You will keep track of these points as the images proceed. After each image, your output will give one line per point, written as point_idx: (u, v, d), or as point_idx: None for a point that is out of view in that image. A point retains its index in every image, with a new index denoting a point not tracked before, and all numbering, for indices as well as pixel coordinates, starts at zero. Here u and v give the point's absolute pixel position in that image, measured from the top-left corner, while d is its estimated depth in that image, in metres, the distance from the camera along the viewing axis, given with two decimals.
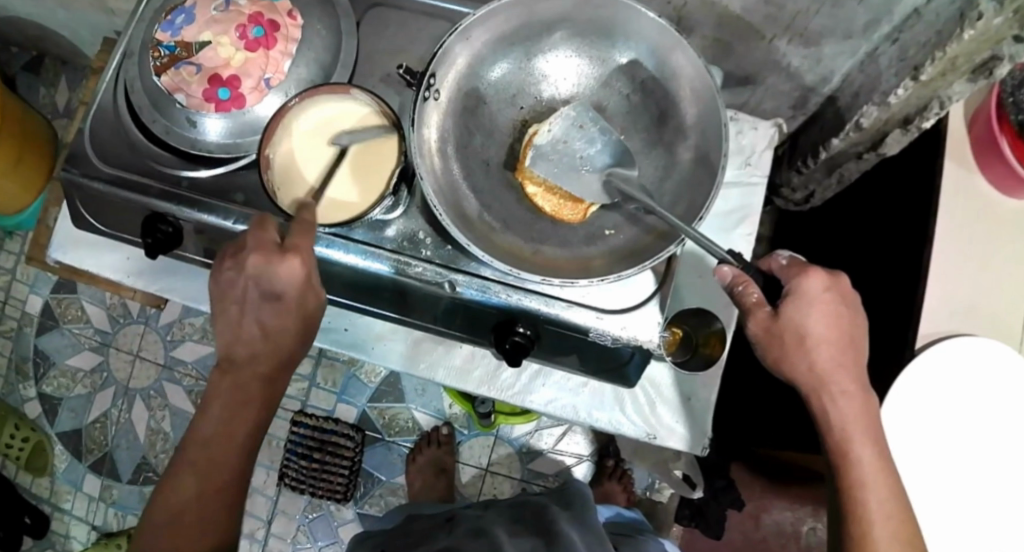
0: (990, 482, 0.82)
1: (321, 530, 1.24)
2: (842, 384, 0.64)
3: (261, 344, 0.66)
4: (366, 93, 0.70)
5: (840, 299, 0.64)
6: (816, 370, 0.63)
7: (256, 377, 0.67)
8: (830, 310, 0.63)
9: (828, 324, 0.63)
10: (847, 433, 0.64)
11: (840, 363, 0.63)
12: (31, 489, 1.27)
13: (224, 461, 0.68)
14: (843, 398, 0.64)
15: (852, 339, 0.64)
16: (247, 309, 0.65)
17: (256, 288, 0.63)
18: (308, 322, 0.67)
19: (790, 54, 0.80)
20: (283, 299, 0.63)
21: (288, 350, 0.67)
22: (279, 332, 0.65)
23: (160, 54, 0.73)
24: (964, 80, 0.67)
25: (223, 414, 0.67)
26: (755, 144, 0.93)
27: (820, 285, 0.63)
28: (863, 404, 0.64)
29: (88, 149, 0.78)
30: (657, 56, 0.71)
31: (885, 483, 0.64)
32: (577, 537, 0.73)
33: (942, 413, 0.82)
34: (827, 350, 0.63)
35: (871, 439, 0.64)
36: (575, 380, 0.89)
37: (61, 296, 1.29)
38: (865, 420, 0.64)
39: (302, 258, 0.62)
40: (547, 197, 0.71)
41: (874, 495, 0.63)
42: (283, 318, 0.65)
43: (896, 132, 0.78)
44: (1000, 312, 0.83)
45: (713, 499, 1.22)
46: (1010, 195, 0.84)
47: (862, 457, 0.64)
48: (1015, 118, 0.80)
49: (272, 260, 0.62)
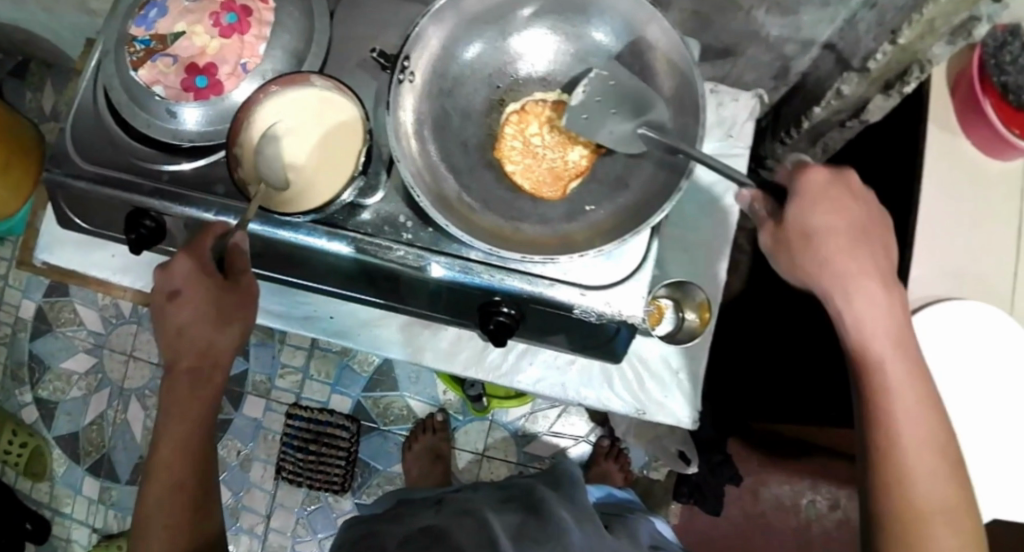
0: (991, 425, 0.82)
1: (320, 522, 1.25)
2: (858, 279, 0.60)
3: (184, 344, 0.73)
4: (325, 78, 0.71)
5: (847, 199, 0.61)
6: (829, 266, 0.60)
7: (191, 377, 0.74)
8: (838, 204, 0.61)
9: (839, 220, 0.60)
10: (864, 332, 0.60)
11: (854, 257, 0.60)
12: (32, 494, 1.28)
13: (179, 465, 0.74)
14: (859, 295, 0.60)
15: (866, 236, 0.61)
16: (167, 322, 0.73)
17: (165, 294, 0.72)
18: (221, 310, 0.72)
19: (769, 23, 0.79)
20: (184, 293, 0.71)
21: (209, 341, 0.73)
22: (195, 325, 0.72)
23: (136, 48, 0.74)
24: (944, 42, 0.65)
25: (170, 422, 0.74)
26: (736, 116, 0.93)
27: (821, 181, 0.61)
28: (886, 301, 0.60)
29: (70, 146, 0.78)
30: (634, 29, 0.70)
31: (915, 386, 0.59)
32: (567, 513, 0.72)
33: (954, 342, 0.80)
34: (838, 247, 0.60)
35: (892, 336, 0.60)
36: (563, 358, 0.89)
37: (54, 299, 1.29)
38: (887, 317, 0.60)
39: (185, 254, 0.71)
40: (527, 176, 0.71)
41: (899, 399, 0.58)
42: (194, 312, 0.71)
43: (878, 99, 0.77)
44: (991, 274, 0.83)
45: (710, 475, 1.19)
46: (996, 157, 0.83)
47: (886, 356, 0.59)
48: (996, 79, 0.80)
49: (167, 266, 0.71)
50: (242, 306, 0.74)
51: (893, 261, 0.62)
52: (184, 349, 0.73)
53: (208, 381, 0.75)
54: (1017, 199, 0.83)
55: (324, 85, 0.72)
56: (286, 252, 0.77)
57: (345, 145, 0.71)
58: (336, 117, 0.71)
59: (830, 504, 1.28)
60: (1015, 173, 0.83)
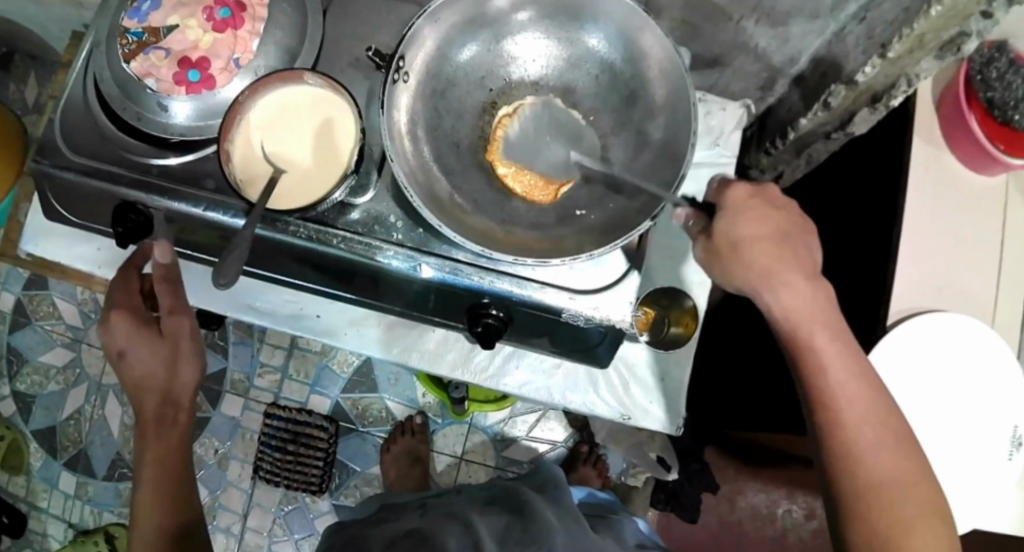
0: (966, 433, 0.83)
1: (298, 522, 1.25)
2: (783, 276, 0.60)
3: (146, 387, 0.78)
4: (320, 76, 0.71)
5: (768, 206, 0.62)
6: (756, 269, 0.60)
7: (161, 418, 0.79)
8: (760, 210, 0.61)
9: (765, 223, 0.61)
10: (797, 322, 0.60)
11: (779, 258, 0.60)
12: (8, 488, 1.26)
13: (166, 501, 0.79)
14: (785, 290, 0.60)
15: (791, 238, 0.61)
16: (122, 374, 0.77)
17: (110, 349, 0.77)
18: (168, 347, 0.77)
19: (759, 34, 0.80)
20: (127, 344, 0.76)
21: (166, 378, 0.78)
22: (147, 369, 0.77)
23: (127, 40, 0.73)
24: (931, 57, 0.68)
25: (152, 466, 0.78)
26: (724, 125, 0.94)
27: (743, 194, 0.62)
28: (813, 293, 0.60)
29: (58, 138, 0.77)
30: (626, 37, 0.71)
31: (850, 367, 0.59)
32: (549, 515, 0.73)
33: (909, 352, 0.82)
34: (762, 248, 0.60)
35: (823, 323, 0.60)
36: (549, 362, 0.89)
37: (33, 293, 1.27)
38: (814, 307, 0.60)
39: (119, 309, 0.76)
40: (517, 177, 0.72)
41: (836, 381, 0.59)
42: (140, 357, 0.76)
43: (864, 111, 0.79)
44: (971, 287, 0.84)
45: (688, 482, 1.21)
46: (978, 170, 0.84)
47: (820, 342, 0.59)
48: (984, 95, 0.81)
49: (105, 323, 0.76)
50: (189, 339, 0.78)
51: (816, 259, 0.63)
52: (145, 395, 0.78)
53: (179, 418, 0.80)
54: (998, 214, 0.85)
55: (320, 83, 0.71)
56: (273, 249, 0.77)
57: (337, 143, 0.71)
58: (330, 116, 0.71)
59: (807, 513, 1.30)
60: (997, 188, 0.85)
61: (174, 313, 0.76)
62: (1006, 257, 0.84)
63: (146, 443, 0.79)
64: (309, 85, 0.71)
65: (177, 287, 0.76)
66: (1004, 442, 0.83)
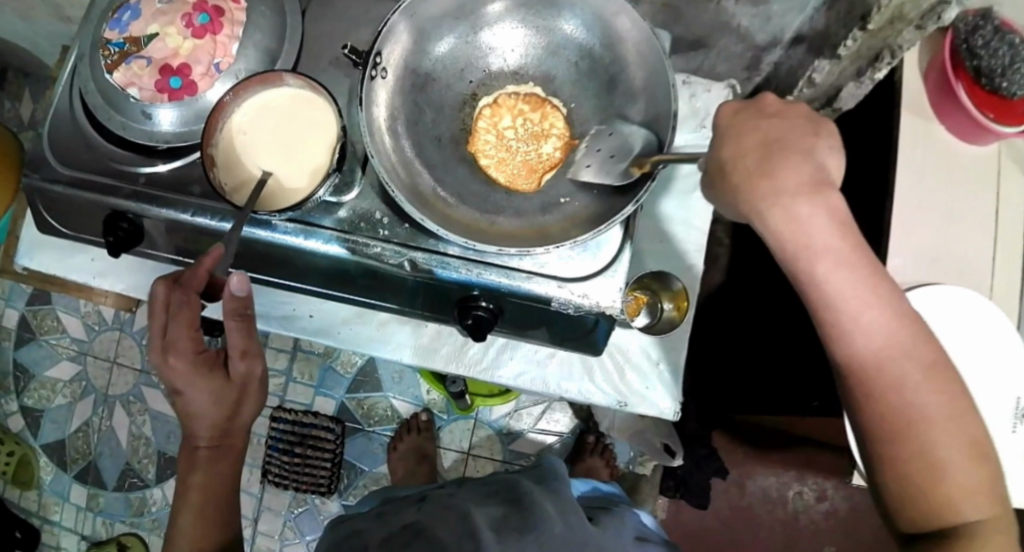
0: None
1: (307, 525, 1.25)
2: (779, 198, 0.52)
3: (206, 427, 0.73)
4: (297, 76, 0.71)
5: (759, 116, 0.55)
6: (749, 196, 0.53)
7: (213, 451, 0.76)
8: (750, 128, 0.54)
9: (757, 141, 0.54)
10: (804, 253, 0.53)
11: (771, 176, 0.53)
12: (20, 502, 1.28)
13: (214, 527, 0.77)
14: (783, 215, 0.52)
15: (788, 151, 0.53)
16: (181, 406, 0.72)
17: (169, 382, 0.71)
18: (237, 389, 0.73)
19: (739, 14, 0.79)
20: (191, 386, 0.70)
21: (231, 416, 0.74)
22: (205, 410, 0.72)
23: (110, 51, 0.74)
24: (913, 28, 0.67)
25: (198, 498, 0.76)
26: (709, 106, 0.91)
27: (729, 110, 0.56)
28: (820, 214, 0.52)
29: (47, 151, 0.78)
30: (601, 22, 0.70)
31: (865, 294, 0.52)
32: (547, 505, 0.72)
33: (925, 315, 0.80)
34: (750, 167, 0.53)
35: (831, 250, 0.52)
36: (543, 352, 0.89)
37: (37, 308, 1.28)
38: (824, 234, 0.52)
39: (182, 350, 0.69)
40: (500, 169, 0.73)
41: (847, 311, 0.53)
42: (203, 400, 0.71)
43: (850, 85, 0.81)
44: (967, 258, 0.83)
45: (697, 469, 1.21)
46: (968, 141, 0.83)
47: (824, 273, 0.52)
48: (971, 64, 0.80)
49: (167, 360, 0.69)
50: (258, 380, 0.75)
51: (831, 167, 0.53)
52: (198, 430, 0.73)
53: (231, 448, 0.77)
54: (990, 184, 0.84)
55: (297, 82, 0.71)
56: (262, 251, 0.78)
57: (319, 141, 0.71)
58: (310, 115, 0.71)
59: (818, 495, 1.29)
60: (989, 157, 0.84)
61: (248, 357, 0.72)
62: (1001, 226, 0.83)
63: (194, 469, 0.76)
64: (286, 85, 0.71)
65: (248, 326, 0.70)
66: (1006, 414, 0.82)
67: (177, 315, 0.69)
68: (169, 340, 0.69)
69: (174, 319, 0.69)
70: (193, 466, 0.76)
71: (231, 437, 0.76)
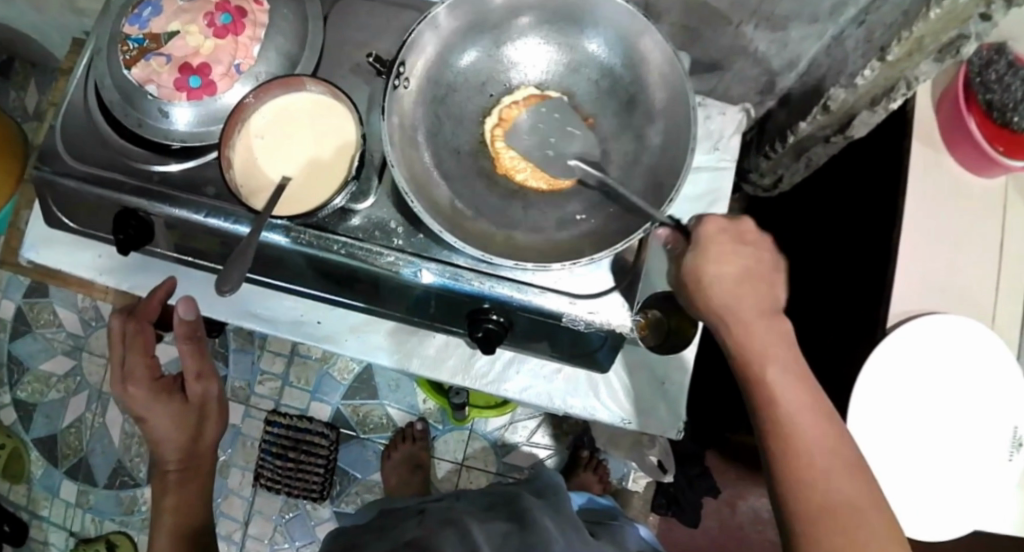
0: (969, 438, 0.83)
1: (298, 529, 1.25)
2: (740, 309, 0.59)
3: (168, 451, 0.74)
4: (319, 82, 0.71)
5: (738, 238, 0.61)
6: (713, 306, 0.60)
7: (181, 475, 0.76)
8: (730, 246, 0.60)
9: (743, 260, 0.60)
10: (754, 355, 0.58)
11: (739, 292, 0.60)
12: (8, 497, 1.26)
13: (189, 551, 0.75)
14: (742, 323, 0.59)
15: (756, 276, 0.61)
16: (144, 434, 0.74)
17: (129, 411, 0.73)
18: (196, 408, 0.75)
19: (758, 38, 0.80)
20: (148, 412, 0.73)
21: (192, 437, 0.75)
22: (166, 433, 0.73)
23: (129, 47, 0.73)
24: (930, 59, 0.67)
25: (172, 520, 0.75)
26: (723, 129, 0.94)
27: (716, 227, 0.61)
28: (768, 326, 0.59)
29: (60, 145, 0.77)
30: (625, 42, 0.71)
31: (810, 404, 0.57)
32: (550, 524, 0.72)
33: (908, 369, 0.82)
34: (725, 277, 0.60)
35: (776, 355, 0.58)
36: (550, 367, 0.89)
37: (33, 300, 1.27)
38: (773, 342, 0.59)
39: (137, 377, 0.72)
40: (538, 178, 0.72)
41: (788, 395, 0.57)
42: (163, 425, 0.73)
43: (864, 113, 0.79)
44: (972, 290, 0.84)
45: (688, 487, 1.23)
46: (977, 173, 0.85)
47: (773, 375, 0.57)
48: (983, 97, 0.82)
49: (125, 389, 0.72)
50: (217, 402, 0.78)
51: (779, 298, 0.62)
52: (166, 453, 0.74)
53: (198, 472, 0.77)
54: (996, 217, 0.85)
55: (318, 87, 0.71)
56: (273, 255, 0.77)
57: (335, 149, 0.71)
58: (328, 121, 0.71)
59: None
60: (995, 191, 0.85)
61: (201, 378, 0.75)
62: (1006, 259, 0.84)
63: (166, 490, 0.75)
64: (307, 91, 0.71)
65: (202, 348, 0.74)
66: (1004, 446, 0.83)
67: (134, 342, 0.73)
68: (128, 369, 0.73)
69: (131, 351, 0.73)
70: (164, 490, 0.75)
71: (196, 458, 0.76)
